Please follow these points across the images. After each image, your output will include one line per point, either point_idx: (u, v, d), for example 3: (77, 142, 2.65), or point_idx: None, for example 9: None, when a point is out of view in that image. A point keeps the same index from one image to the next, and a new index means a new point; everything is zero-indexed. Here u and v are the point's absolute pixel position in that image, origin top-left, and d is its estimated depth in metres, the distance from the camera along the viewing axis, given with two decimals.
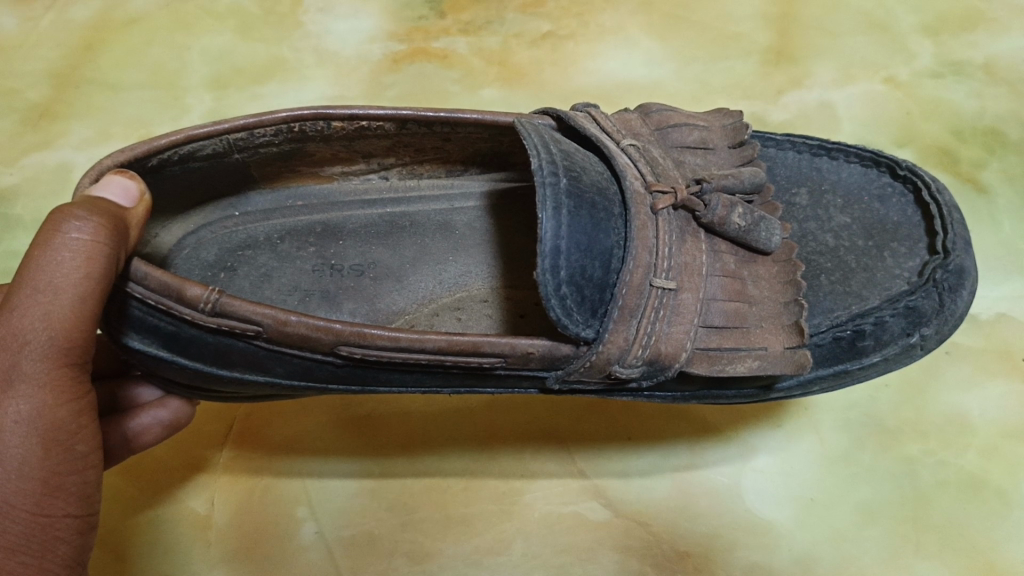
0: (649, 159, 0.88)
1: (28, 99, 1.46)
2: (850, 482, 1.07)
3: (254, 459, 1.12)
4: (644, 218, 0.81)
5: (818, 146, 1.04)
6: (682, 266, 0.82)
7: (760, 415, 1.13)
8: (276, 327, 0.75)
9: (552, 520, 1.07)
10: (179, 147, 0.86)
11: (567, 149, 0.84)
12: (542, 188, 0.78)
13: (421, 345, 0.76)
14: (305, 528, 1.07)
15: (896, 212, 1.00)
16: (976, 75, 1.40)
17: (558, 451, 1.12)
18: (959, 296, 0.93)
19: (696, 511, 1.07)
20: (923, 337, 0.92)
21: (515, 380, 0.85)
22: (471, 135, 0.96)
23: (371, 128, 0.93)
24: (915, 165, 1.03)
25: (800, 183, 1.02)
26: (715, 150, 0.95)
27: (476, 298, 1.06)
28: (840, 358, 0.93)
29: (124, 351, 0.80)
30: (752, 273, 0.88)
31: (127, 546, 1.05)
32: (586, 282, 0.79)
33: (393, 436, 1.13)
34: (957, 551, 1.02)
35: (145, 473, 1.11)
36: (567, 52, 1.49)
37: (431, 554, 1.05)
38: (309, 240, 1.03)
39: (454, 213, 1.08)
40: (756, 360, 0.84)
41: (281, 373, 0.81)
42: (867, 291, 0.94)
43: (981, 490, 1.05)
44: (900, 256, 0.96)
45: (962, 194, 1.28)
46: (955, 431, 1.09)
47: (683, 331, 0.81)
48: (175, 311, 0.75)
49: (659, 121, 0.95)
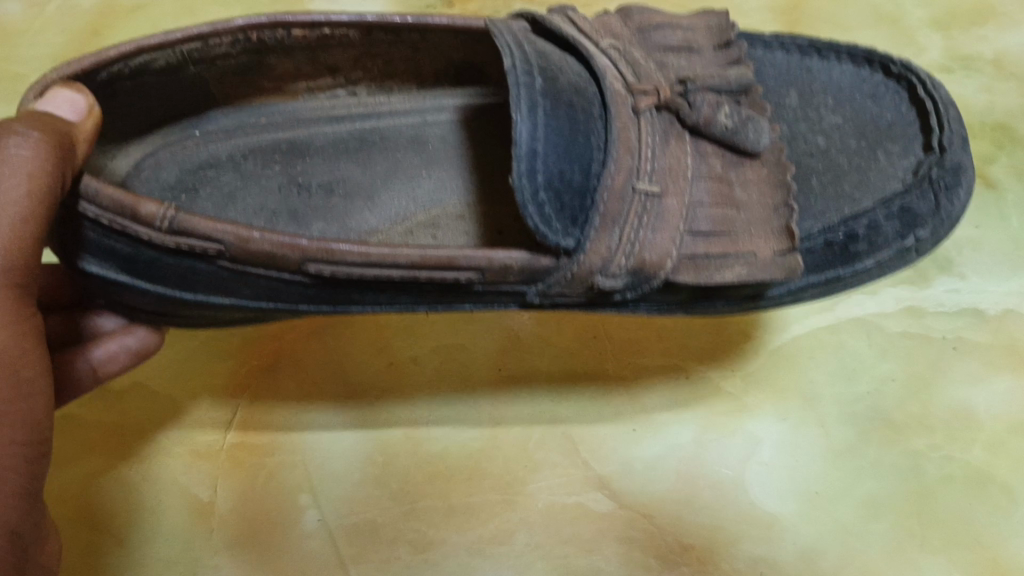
0: (631, 60, 0.89)
1: (34, 85, 1.45)
2: (856, 474, 1.07)
3: (257, 445, 1.10)
4: (625, 120, 0.84)
5: (808, 46, 1.05)
6: (667, 170, 0.84)
7: (765, 402, 1.11)
8: (239, 244, 0.76)
9: (555, 511, 1.06)
10: (130, 59, 0.85)
11: (541, 50, 0.86)
12: (514, 91, 0.80)
13: (394, 260, 0.77)
14: (307, 516, 1.06)
15: (889, 110, 1.02)
16: (984, 70, 1.40)
17: (561, 437, 1.10)
18: (957, 196, 0.96)
19: (700, 503, 1.06)
20: (918, 240, 0.97)
21: (494, 298, 0.86)
22: (440, 43, 0.96)
23: (335, 37, 0.92)
24: (908, 63, 1.05)
25: (790, 83, 1.04)
26: (701, 50, 0.95)
27: (449, 214, 1.06)
28: (832, 263, 0.97)
29: (83, 276, 0.82)
30: (741, 177, 0.89)
31: (124, 523, 1.05)
32: (564, 189, 0.81)
33: (395, 427, 1.11)
34: (961, 545, 1.03)
35: (145, 457, 1.09)
36: None
37: (434, 543, 1.04)
38: (275, 159, 1.03)
39: (426, 127, 1.08)
40: (744, 268, 0.86)
41: (247, 295, 0.82)
42: (857, 193, 0.98)
43: (986, 485, 1.06)
44: (893, 155, 0.99)
45: (972, 188, 1.26)
46: (961, 427, 1.09)
47: (668, 238, 0.83)
48: (134, 226, 0.75)
49: (642, 23, 0.95)
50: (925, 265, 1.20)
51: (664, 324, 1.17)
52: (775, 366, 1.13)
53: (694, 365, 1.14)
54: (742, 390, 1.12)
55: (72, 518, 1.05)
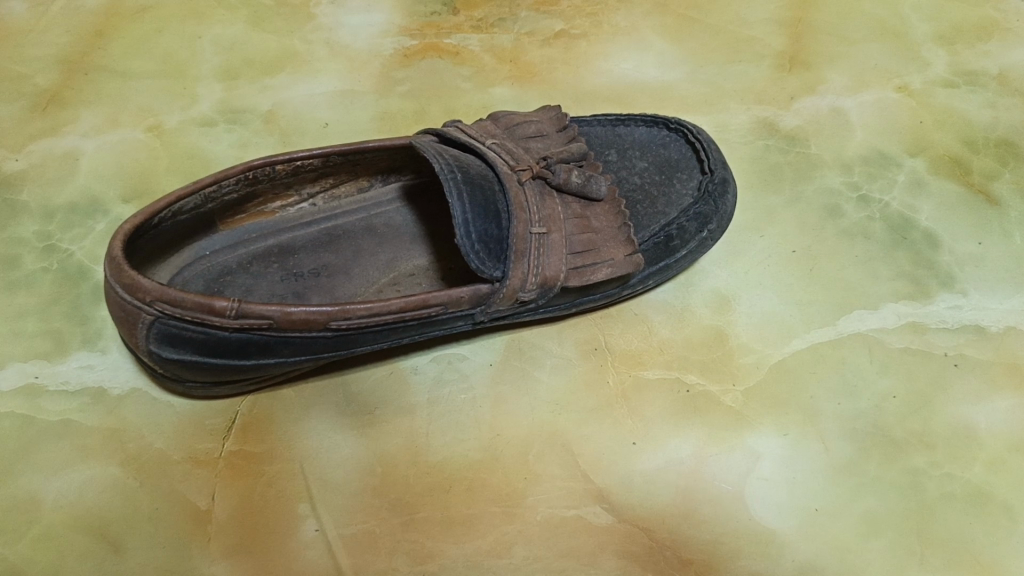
0: (508, 150, 1.09)
1: (37, 84, 1.44)
2: (856, 492, 1.07)
3: (255, 455, 1.09)
4: (516, 188, 1.04)
5: (615, 119, 1.25)
6: (548, 216, 1.04)
7: (766, 417, 1.12)
8: (284, 317, 0.93)
9: (554, 523, 1.04)
10: (171, 207, 1.03)
11: (455, 155, 1.06)
12: (446, 184, 1.00)
13: (388, 308, 0.96)
14: (306, 525, 1.04)
15: (675, 151, 1.22)
16: (989, 85, 1.47)
17: (560, 449, 1.09)
18: (726, 197, 1.18)
19: (699, 518, 1.05)
20: (711, 232, 1.16)
21: (450, 321, 1.03)
22: (376, 158, 1.14)
23: (305, 165, 1.11)
24: (684, 120, 1.25)
25: (609, 146, 1.22)
26: (549, 136, 1.15)
27: (406, 273, 1.17)
28: (660, 258, 1.14)
29: (146, 355, 0.98)
30: (593, 213, 1.09)
31: (122, 533, 1.02)
32: (491, 239, 1.00)
33: (395, 439, 1.10)
34: (961, 566, 1.02)
35: (146, 464, 1.07)
36: (579, 52, 1.50)
37: (432, 555, 1.02)
38: (271, 261, 1.15)
39: (377, 216, 1.21)
40: (610, 269, 1.05)
41: (286, 353, 0.99)
42: (668, 208, 1.16)
43: (987, 505, 1.06)
44: (684, 181, 1.19)
45: (975, 205, 1.32)
46: (962, 444, 1.10)
47: (559, 258, 1.02)
48: (206, 321, 0.92)
49: (507, 122, 1.15)
50: (927, 281, 1.24)
51: (665, 339, 1.18)
52: (776, 380, 1.14)
53: (694, 378, 1.15)
54: (743, 404, 1.13)
55: (71, 526, 1.02)
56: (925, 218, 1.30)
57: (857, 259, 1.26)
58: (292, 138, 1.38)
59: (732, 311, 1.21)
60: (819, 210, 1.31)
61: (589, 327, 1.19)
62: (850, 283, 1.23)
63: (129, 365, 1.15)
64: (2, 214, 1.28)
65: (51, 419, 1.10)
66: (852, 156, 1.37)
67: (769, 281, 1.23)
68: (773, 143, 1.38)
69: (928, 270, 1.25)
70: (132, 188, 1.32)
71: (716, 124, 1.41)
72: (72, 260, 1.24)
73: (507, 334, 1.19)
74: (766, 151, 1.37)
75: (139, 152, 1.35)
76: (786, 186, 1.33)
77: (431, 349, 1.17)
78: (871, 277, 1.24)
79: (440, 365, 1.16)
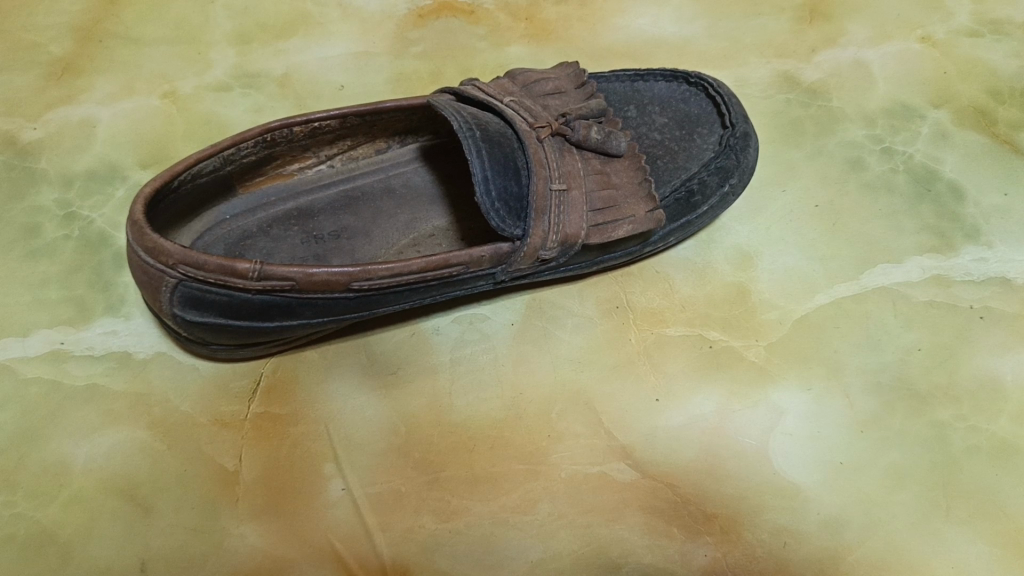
0: (526, 107, 1.08)
1: (51, 53, 1.43)
2: (880, 446, 1.06)
3: (280, 416, 1.10)
4: (535, 146, 1.03)
5: (634, 74, 1.24)
6: (568, 173, 1.03)
7: (790, 372, 1.11)
8: (305, 278, 0.93)
9: (578, 480, 1.05)
10: (190, 169, 1.03)
11: (473, 113, 1.05)
12: (464, 142, 0.99)
13: (408, 268, 0.96)
14: (333, 485, 1.05)
15: (695, 105, 1.20)
16: (1014, 34, 1.44)
17: (583, 407, 1.09)
18: (748, 151, 1.17)
19: (723, 474, 1.05)
20: (733, 187, 1.15)
21: (471, 280, 1.02)
22: (393, 118, 1.13)
23: (322, 127, 1.10)
24: (704, 74, 1.24)
25: (628, 103, 1.21)
26: (567, 93, 1.14)
27: (425, 234, 1.17)
28: (681, 214, 1.13)
29: (170, 318, 0.98)
30: (612, 170, 1.08)
31: (149, 495, 1.03)
32: (511, 197, 1.00)
33: (419, 400, 1.10)
34: (986, 517, 1.01)
35: (171, 426, 1.08)
36: (595, 8, 1.49)
37: (459, 512, 1.03)
38: (291, 224, 1.15)
39: (395, 177, 1.20)
40: (631, 226, 1.04)
41: (308, 315, 0.99)
42: (688, 163, 1.15)
43: (1013, 456, 1.05)
44: (704, 136, 1.17)
45: (999, 155, 1.30)
46: (987, 396, 1.09)
47: (579, 216, 1.02)
48: (229, 282, 0.92)
49: (525, 79, 1.14)
50: (952, 234, 1.22)
51: (687, 296, 1.17)
52: (800, 335, 1.14)
53: (716, 335, 1.14)
54: (766, 359, 1.12)
55: (101, 489, 1.04)
56: (949, 170, 1.29)
57: (880, 212, 1.24)
58: (308, 101, 1.37)
59: (755, 268, 1.20)
60: (841, 164, 1.29)
61: (610, 286, 1.19)
62: (874, 238, 1.22)
63: (152, 330, 1.16)
64: (21, 183, 1.29)
65: (77, 384, 1.11)
66: (874, 108, 1.35)
67: (791, 237, 1.22)
68: (794, 97, 1.36)
69: (952, 223, 1.23)
70: (149, 155, 1.32)
71: (736, 79, 1.39)
72: (92, 227, 1.24)
73: (528, 293, 1.19)
74: (787, 105, 1.35)
75: (155, 119, 1.35)
76: (807, 141, 1.31)
77: (452, 310, 1.17)
78: (894, 231, 1.23)
79: (461, 326, 1.16)
